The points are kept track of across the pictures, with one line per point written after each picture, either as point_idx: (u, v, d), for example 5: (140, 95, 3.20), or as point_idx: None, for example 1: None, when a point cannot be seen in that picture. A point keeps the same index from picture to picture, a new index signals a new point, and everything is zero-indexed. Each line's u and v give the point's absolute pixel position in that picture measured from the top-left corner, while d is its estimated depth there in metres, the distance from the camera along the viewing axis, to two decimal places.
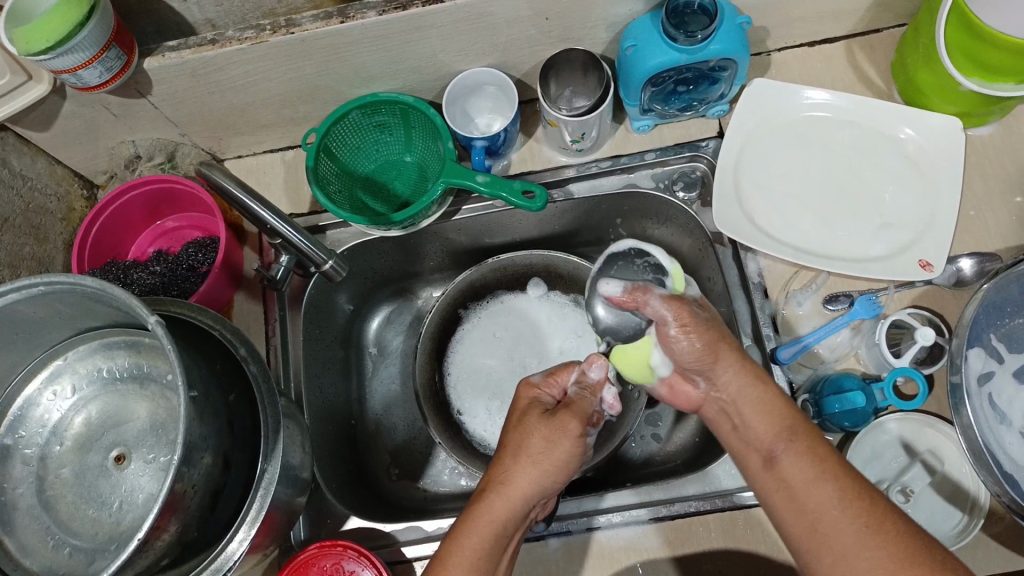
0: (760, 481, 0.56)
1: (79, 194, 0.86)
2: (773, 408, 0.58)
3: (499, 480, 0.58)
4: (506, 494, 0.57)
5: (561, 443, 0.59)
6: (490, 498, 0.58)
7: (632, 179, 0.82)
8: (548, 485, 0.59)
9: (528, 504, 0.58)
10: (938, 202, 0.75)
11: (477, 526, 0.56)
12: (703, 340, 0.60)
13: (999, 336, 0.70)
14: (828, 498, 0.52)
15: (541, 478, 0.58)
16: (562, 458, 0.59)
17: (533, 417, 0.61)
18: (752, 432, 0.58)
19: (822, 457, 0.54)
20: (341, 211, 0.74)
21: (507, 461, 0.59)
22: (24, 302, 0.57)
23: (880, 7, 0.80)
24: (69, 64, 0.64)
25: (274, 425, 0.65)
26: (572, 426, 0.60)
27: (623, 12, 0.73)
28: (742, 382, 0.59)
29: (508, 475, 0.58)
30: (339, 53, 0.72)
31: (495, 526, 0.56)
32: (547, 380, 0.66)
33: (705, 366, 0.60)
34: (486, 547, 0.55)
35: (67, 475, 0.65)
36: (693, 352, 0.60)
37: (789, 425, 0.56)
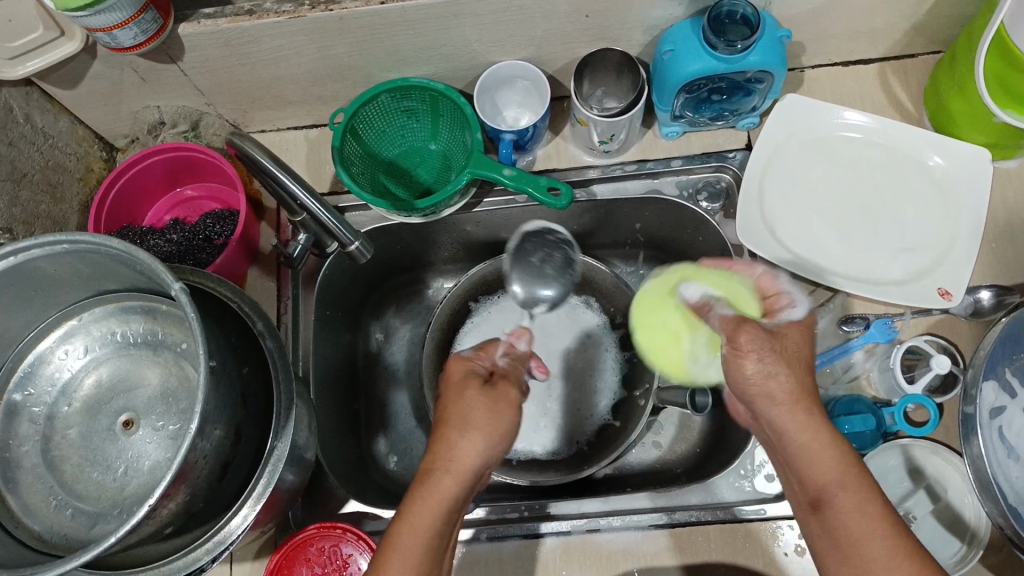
0: (812, 518, 0.56)
1: (98, 156, 0.86)
2: (825, 454, 0.54)
3: (445, 457, 0.57)
4: (453, 471, 0.56)
5: (502, 412, 0.59)
6: (434, 476, 0.56)
7: (657, 184, 0.82)
8: (493, 454, 0.58)
9: (474, 476, 0.57)
10: (962, 230, 0.75)
11: (427, 506, 0.54)
12: (767, 367, 0.55)
13: (1013, 370, 0.70)
14: (881, 557, 0.51)
15: (489, 448, 0.57)
16: (506, 426, 0.58)
17: (470, 391, 0.59)
18: (800, 472, 0.56)
19: (872, 514, 0.52)
20: (364, 193, 0.73)
21: (449, 432, 0.57)
22: (45, 258, 0.56)
23: (917, 32, 0.80)
24: (105, 23, 0.63)
25: (286, 402, 0.65)
26: (512, 397, 0.60)
27: (663, 16, 0.72)
28: (797, 425, 0.55)
29: (455, 451, 0.57)
30: (375, 34, 0.71)
31: (445, 503, 0.55)
32: (477, 353, 0.64)
33: (764, 395, 0.55)
34: (433, 530, 0.54)
35: (73, 436, 0.65)
36: (756, 378, 0.55)
37: (842, 476, 0.54)
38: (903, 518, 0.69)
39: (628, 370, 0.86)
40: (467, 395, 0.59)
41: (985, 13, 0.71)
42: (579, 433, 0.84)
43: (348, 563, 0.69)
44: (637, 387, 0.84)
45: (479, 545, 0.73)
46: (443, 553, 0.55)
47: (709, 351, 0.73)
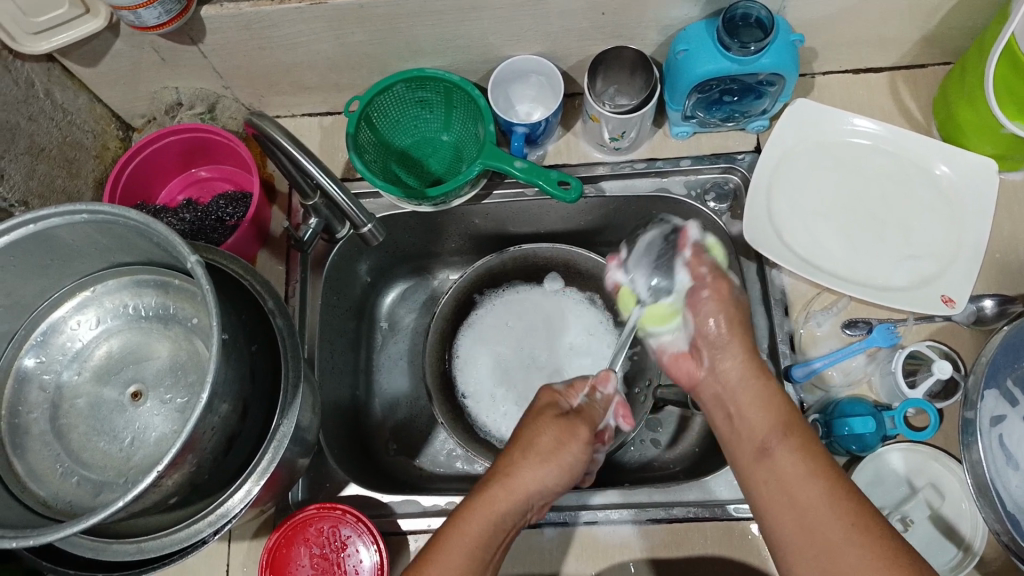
0: (750, 470, 0.55)
1: (115, 134, 0.87)
2: (770, 401, 0.56)
3: (504, 471, 0.58)
4: (508, 484, 0.57)
5: (570, 445, 0.60)
6: (491, 492, 0.57)
7: (664, 184, 0.82)
8: (550, 486, 0.59)
9: (539, 493, 0.58)
10: (969, 241, 0.76)
11: (475, 516, 0.55)
12: (726, 317, 0.61)
13: (1015, 380, 0.70)
14: (818, 496, 0.50)
15: (546, 476, 0.58)
16: (569, 462, 0.59)
17: (548, 416, 0.62)
18: (745, 421, 0.57)
19: (813, 462, 0.52)
20: (376, 179, 0.74)
21: (513, 453, 0.59)
22: (64, 227, 0.57)
23: (927, 43, 0.81)
24: (132, 1, 0.64)
25: (295, 379, 0.65)
26: (582, 431, 0.61)
27: (679, 16, 0.73)
28: (743, 373, 0.59)
29: (513, 466, 0.58)
30: (395, 23, 0.72)
31: (494, 517, 0.56)
32: (567, 389, 0.66)
33: (719, 343, 0.60)
34: (477, 541, 0.55)
35: (82, 405, 0.66)
36: (714, 328, 0.61)
37: (784, 420, 0.55)
38: None
39: (629, 367, 0.86)
40: (541, 419, 0.62)
41: (996, 24, 0.72)
42: None
43: (345, 545, 0.69)
44: (637, 383, 0.85)
45: None
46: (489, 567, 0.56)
47: None
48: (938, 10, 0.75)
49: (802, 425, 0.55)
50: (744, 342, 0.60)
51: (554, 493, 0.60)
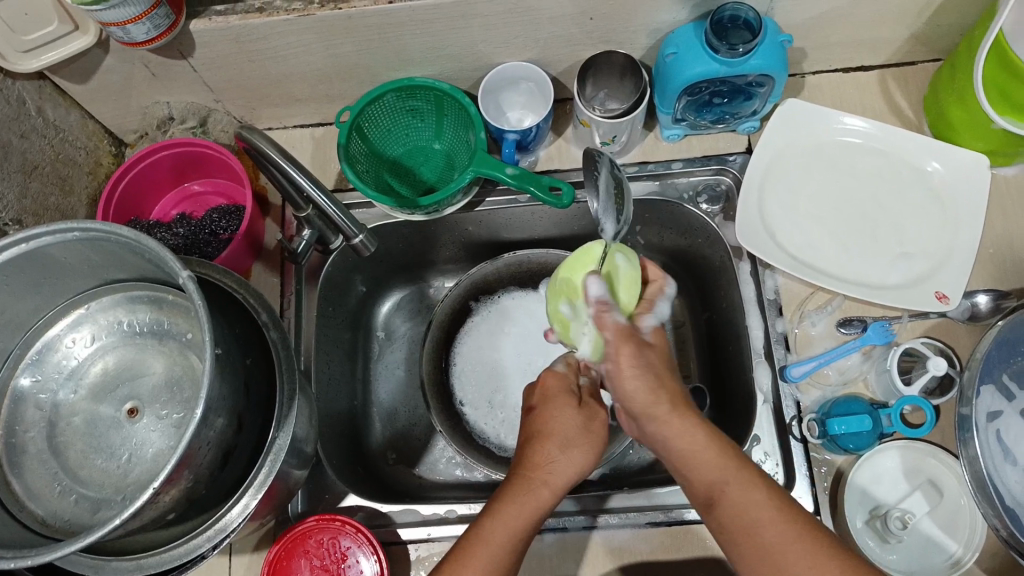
0: (711, 521, 0.56)
1: (107, 150, 0.87)
2: (707, 448, 0.56)
3: (542, 468, 0.59)
4: (551, 482, 0.58)
5: (595, 430, 0.62)
6: (533, 486, 0.58)
7: (657, 187, 0.83)
8: (582, 472, 0.61)
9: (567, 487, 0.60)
10: (961, 237, 0.76)
11: (522, 511, 0.57)
12: (642, 380, 0.58)
13: (1010, 375, 0.70)
14: (775, 537, 0.52)
15: (582, 466, 0.60)
16: (598, 446, 0.61)
17: (567, 406, 0.62)
18: (688, 475, 0.57)
19: (759, 502, 0.53)
20: (368, 190, 0.74)
21: (544, 446, 0.60)
22: (57, 245, 0.57)
23: (917, 40, 0.81)
24: (121, 17, 0.64)
25: (290, 392, 0.66)
26: (601, 416, 0.63)
27: (667, 20, 0.73)
28: (674, 431, 0.57)
29: (553, 463, 0.59)
30: (383, 33, 0.72)
31: (537, 512, 0.57)
32: (571, 369, 0.67)
33: (643, 409, 0.58)
34: (522, 535, 0.56)
35: (78, 423, 0.66)
36: (631, 393, 0.58)
37: (726, 467, 0.55)
38: (896, 520, 0.65)
39: None
40: (564, 409, 0.62)
41: (985, 21, 0.72)
42: None
43: (345, 556, 0.69)
44: None
45: None
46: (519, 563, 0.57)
47: None
48: (926, 7, 0.75)
49: (744, 468, 0.55)
50: (667, 395, 0.58)
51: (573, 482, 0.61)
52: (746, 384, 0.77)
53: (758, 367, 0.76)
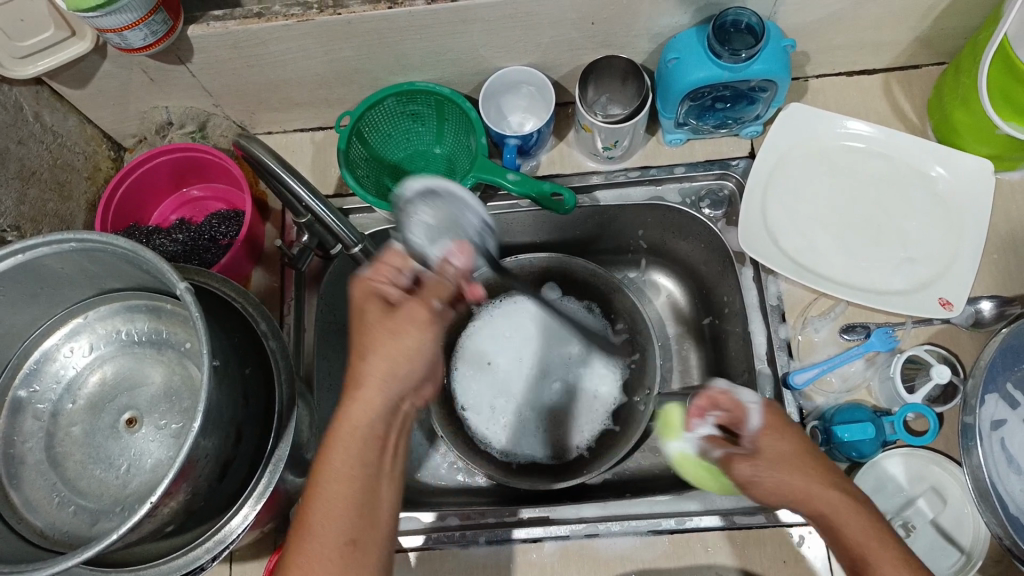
0: None
1: (106, 155, 0.87)
2: (852, 518, 0.52)
3: (355, 384, 0.54)
4: (360, 396, 0.53)
5: (407, 331, 0.54)
6: (352, 402, 0.53)
7: (659, 192, 0.82)
8: (405, 378, 0.54)
9: (408, 386, 0.55)
10: (967, 244, 0.75)
11: (346, 438, 0.52)
12: (771, 470, 0.55)
13: (1015, 382, 0.69)
14: None
15: (396, 369, 0.54)
16: (411, 346, 0.54)
17: (373, 312, 0.56)
18: (837, 547, 0.53)
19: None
20: (368, 196, 0.74)
21: (358, 358, 0.55)
22: (52, 256, 0.57)
23: (921, 42, 0.80)
24: (117, 24, 0.63)
25: (289, 402, 0.65)
26: (420, 313, 0.55)
27: (669, 24, 0.73)
28: (818, 503, 0.54)
29: (370, 376, 0.53)
30: (382, 38, 0.72)
31: (362, 432, 0.53)
32: (377, 270, 0.57)
33: (779, 494, 0.55)
34: (356, 460, 0.52)
35: (77, 433, 0.65)
36: (765, 485, 0.55)
37: (871, 535, 0.51)
38: None
39: (628, 377, 0.87)
40: (372, 321, 0.55)
41: (991, 24, 0.71)
42: (576, 440, 0.85)
43: None
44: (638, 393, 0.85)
45: (477, 548, 0.74)
46: (385, 476, 0.54)
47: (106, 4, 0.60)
48: (933, 10, 0.74)
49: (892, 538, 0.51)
50: (806, 466, 0.55)
51: (418, 378, 0.55)
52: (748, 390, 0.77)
53: (760, 376, 0.75)
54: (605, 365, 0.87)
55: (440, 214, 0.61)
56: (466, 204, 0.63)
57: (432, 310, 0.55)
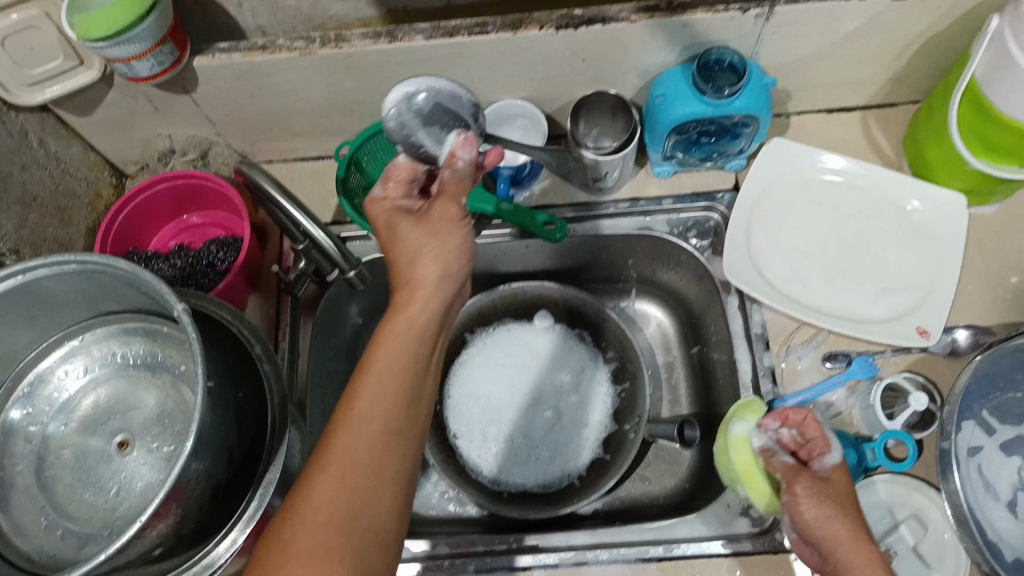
0: None
1: (108, 182, 0.88)
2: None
3: (408, 282, 0.58)
4: (418, 288, 0.57)
5: (448, 232, 0.60)
6: (407, 298, 0.57)
7: (648, 223, 0.85)
8: (454, 273, 0.59)
9: (448, 297, 0.59)
10: (944, 275, 0.78)
11: (400, 325, 0.55)
12: (819, 506, 0.58)
13: (990, 409, 0.71)
14: None
15: (447, 268, 0.59)
16: (456, 244, 0.59)
17: (405, 225, 0.60)
18: None
19: None
20: (366, 223, 0.77)
21: (405, 262, 0.59)
22: (52, 277, 0.58)
23: (897, 82, 0.84)
24: (125, 54, 0.66)
25: (281, 425, 0.66)
26: (454, 212, 0.60)
27: (656, 61, 0.76)
28: (846, 550, 0.55)
29: (423, 275, 0.58)
30: (382, 71, 0.74)
31: (416, 323, 0.56)
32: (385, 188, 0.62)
33: (815, 529, 0.57)
34: (411, 344, 0.54)
35: (67, 456, 0.66)
36: (808, 515, 0.58)
37: None
38: None
39: (619, 405, 0.88)
40: (413, 227, 0.60)
41: (959, 65, 0.75)
42: (569, 466, 0.85)
43: None
44: (627, 421, 0.86)
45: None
46: (431, 370, 0.55)
47: (112, 35, 0.63)
48: (907, 50, 0.78)
49: None
50: (852, 517, 0.57)
51: (462, 281, 0.60)
52: None
53: None
54: (595, 392, 0.89)
55: (431, 121, 0.66)
56: (455, 94, 0.67)
57: (461, 208, 0.60)
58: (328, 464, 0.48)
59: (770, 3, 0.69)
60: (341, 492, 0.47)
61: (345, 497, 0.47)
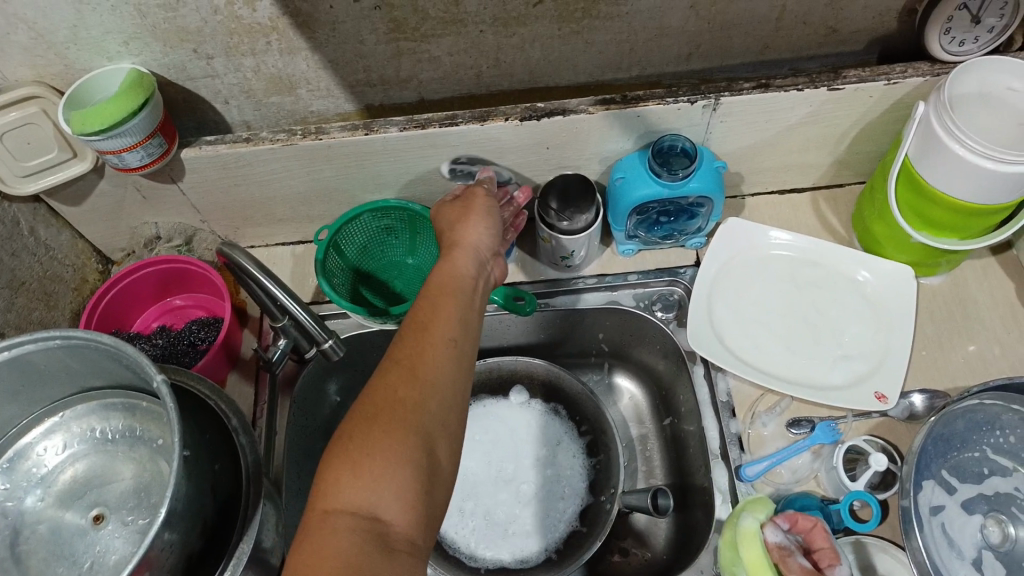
0: None
1: (94, 268, 0.91)
2: None
3: (453, 241, 0.64)
4: (462, 244, 0.64)
5: (483, 207, 0.68)
6: (453, 252, 0.63)
7: (615, 296, 0.89)
8: (492, 238, 0.66)
9: (485, 258, 0.65)
10: (896, 342, 0.82)
11: (450, 267, 0.61)
12: None
13: (948, 469, 0.74)
14: None
15: (486, 231, 0.65)
16: (490, 215, 0.67)
17: (450, 208, 0.69)
18: None
19: None
20: (343, 302, 0.79)
21: (450, 229, 0.66)
22: (38, 352, 0.61)
23: (840, 164, 0.91)
24: (115, 146, 0.70)
25: (254, 498, 0.67)
26: (484, 195, 0.70)
27: (615, 148, 0.82)
28: None
29: (466, 235, 0.64)
30: (360, 160, 0.80)
31: (464, 267, 0.62)
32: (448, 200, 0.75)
33: None
34: (461, 281, 0.60)
35: (43, 530, 0.66)
36: None
37: None
38: None
39: (595, 476, 0.89)
40: (455, 209, 0.68)
41: (894, 148, 0.82)
42: (545, 539, 0.85)
43: None
44: (603, 493, 0.87)
45: None
46: (478, 307, 0.61)
47: (106, 128, 0.67)
48: (845, 135, 0.85)
49: None
50: None
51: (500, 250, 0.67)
52: (707, 483, 0.80)
53: (715, 468, 0.79)
54: (569, 464, 0.90)
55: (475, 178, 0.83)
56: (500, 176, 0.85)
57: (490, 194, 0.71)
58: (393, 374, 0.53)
59: (715, 95, 0.76)
60: (407, 397, 0.51)
61: (409, 398, 0.51)
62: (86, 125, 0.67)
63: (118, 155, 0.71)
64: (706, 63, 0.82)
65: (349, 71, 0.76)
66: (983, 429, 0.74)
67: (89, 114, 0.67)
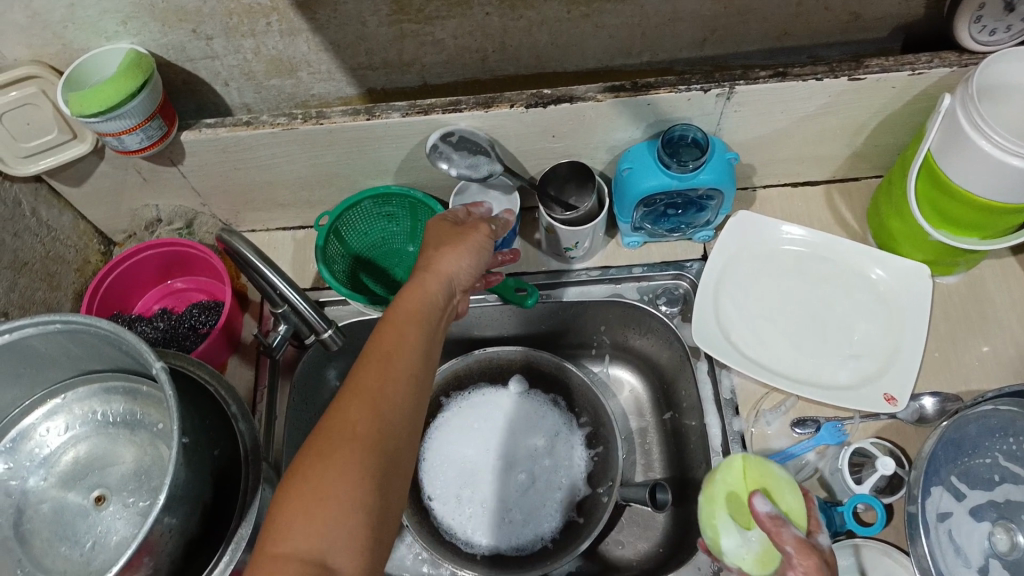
0: None
1: (96, 249, 0.91)
2: None
3: (426, 263, 0.63)
4: (433, 269, 0.63)
5: (469, 236, 0.66)
6: (422, 278, 0.62)
7: (618, 290, 0.87)
8: (467, 267, 0.65)
9: (453, 289, 0.64)
10: (907, 341, 0.80)
11: (417, 294, 0.60)
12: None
13: (958, 474, 0.72)
14: None
15: (462, 259, 0.64)
16: (473, 246, 0.66)
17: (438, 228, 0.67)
18: None
19: None
20: (343, 289, 0.78)
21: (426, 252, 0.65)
22: (38, 336, 0.60)
23: (857, 157, 0.88)
24: (115, 128, 0.69)
25: (254, 482, 0.66)
26: (481, 227, 0.68)
27: (623, 138, 0.80)
28: None
29: (441, 261, 0.63)
30: (361, 145, 0.78)
31: (432, 296, 0.61)
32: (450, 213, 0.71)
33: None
34: (425, 311, 0.60)
35: (46, 510, 0.66)
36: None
37: None
38: None
39: (595, 468, 0.88)
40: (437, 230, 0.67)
41: (914, 141, 0.79)
42: (545, 529, 0.85)
43: None
44: (601, 485, 0.87)
45: None
46: (439, 339, 0.61)
47: (105, 110, 0.67)
48: (863, 128, 0.82)
49: None
50: None
51: (472, 279, 0.66)
52: None
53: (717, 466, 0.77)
54: (572, 456, 0.89)
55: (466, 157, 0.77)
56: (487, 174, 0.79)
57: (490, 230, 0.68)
58: (353, 404, 0.52)
59: (730, 83, 0.73)
60: (363, 431, 0.51)
61: (369, 433, 0.51)
62: (86, 107, 0.66)
63: (119, 136, 0.70)
64: (720, 49, 0.79)
65: (351, 53, 0.75)
66: (996, 435, 0.72)
67: (92, 93, 0.66)
